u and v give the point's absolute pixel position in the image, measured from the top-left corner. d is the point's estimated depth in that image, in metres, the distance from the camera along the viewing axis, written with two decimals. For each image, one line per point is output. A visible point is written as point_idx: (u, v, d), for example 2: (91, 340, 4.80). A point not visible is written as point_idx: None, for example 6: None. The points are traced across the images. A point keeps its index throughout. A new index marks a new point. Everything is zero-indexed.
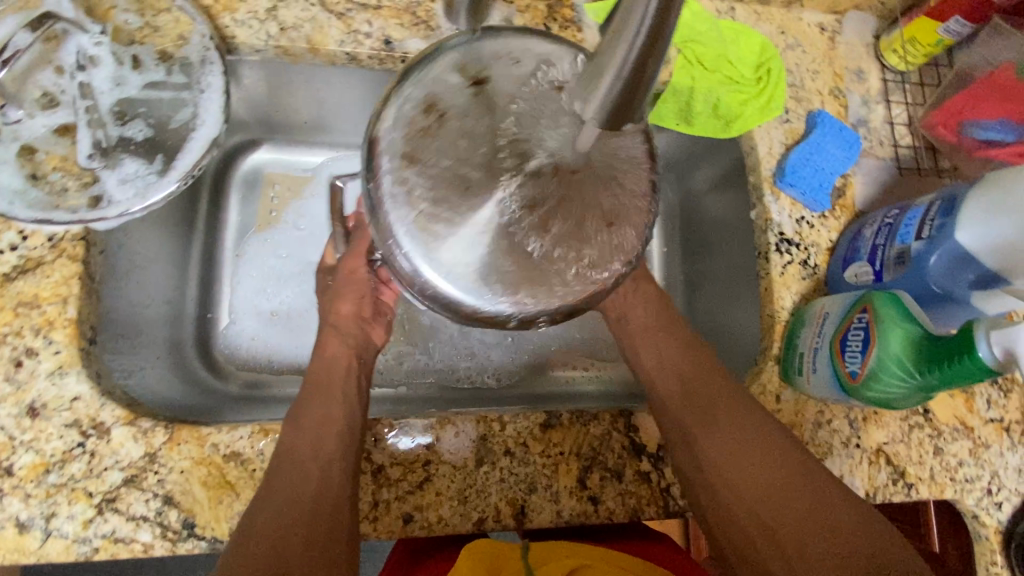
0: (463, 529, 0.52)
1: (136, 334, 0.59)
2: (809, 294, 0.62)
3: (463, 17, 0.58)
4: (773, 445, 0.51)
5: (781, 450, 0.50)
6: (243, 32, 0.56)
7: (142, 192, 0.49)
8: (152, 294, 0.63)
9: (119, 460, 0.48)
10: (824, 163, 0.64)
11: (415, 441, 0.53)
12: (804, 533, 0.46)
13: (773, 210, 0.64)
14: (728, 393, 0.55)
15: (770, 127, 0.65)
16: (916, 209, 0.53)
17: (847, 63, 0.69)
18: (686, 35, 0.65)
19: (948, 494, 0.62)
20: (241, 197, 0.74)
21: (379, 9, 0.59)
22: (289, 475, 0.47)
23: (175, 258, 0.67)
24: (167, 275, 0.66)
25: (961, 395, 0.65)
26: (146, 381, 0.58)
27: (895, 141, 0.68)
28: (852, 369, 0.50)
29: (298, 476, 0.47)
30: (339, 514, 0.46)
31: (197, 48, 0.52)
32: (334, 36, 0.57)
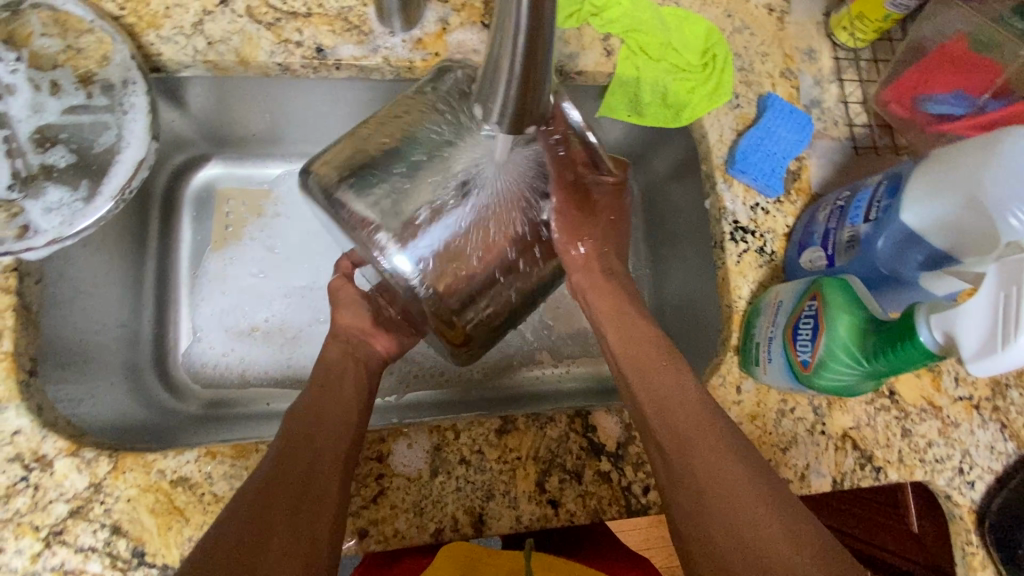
0: (420, 540, 0.51)
1: (83, 361, 0.58)
2: (767, 282, 0.62)
3: (395, 20, 0.57)
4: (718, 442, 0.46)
5: (725, 447, 0.46)
6: (170, 49, 0.55)
7: (69, 219, 0.48)
8: (102, 319, 0.62)
9: (63, 492, 0.47)
10: (776, 147, 0.63)
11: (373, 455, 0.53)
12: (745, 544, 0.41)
13: (726, 198, 0.63)
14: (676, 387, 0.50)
15: (719, 114, 0.64)
16: (865, 192, 0.52)
17: (797, 43, 0.68)
18: (628, 25, 0.64)
19: (918, 476, 0.61)
20: (194, 216, 0.73)
21: (310, 17, 0.57)
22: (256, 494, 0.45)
23: (127, 282, 0.66)
24: (120, 299, 0.65)
25: (927, 375, 0.64)
26: (97, 407, 0.57)
27: (849, 120, 0.66)
28: (803, 358, 0.49)
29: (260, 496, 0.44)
30: (315, 534, 0.43)
31: (118, 68, 0.50)
32: (265, 47, 0.56)
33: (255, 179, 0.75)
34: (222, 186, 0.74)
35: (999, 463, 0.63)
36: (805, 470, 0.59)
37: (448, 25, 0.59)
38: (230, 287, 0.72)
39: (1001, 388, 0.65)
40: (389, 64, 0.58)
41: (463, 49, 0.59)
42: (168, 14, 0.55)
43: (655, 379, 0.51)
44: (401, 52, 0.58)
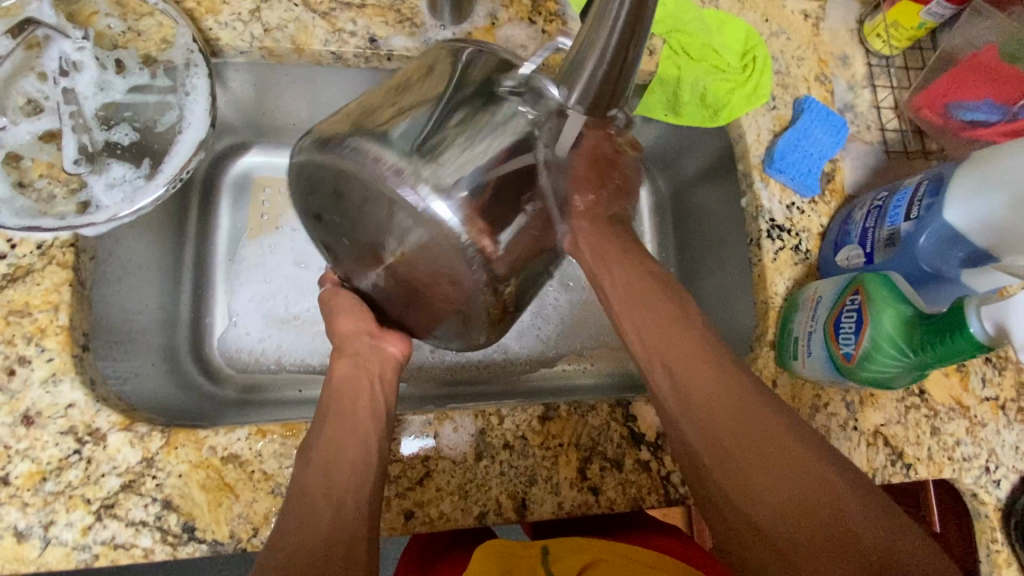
0: (465, 524, 0.52)
1: (128, 340, 0.59)
2: (802, 280, 0.63)
3: (448, 13, 0.58)
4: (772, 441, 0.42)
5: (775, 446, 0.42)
6: (227, 34, 0.56)
7: (130, 196, 0.49)
8: (145, 300, 0.63)
9: (116, 466, 0.47)
10: (812, 148, 0.65)
11: (420, 440, 0.53)
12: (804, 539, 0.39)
13: (763, 196, 0.64)
14: (716, 379, 0.45)
15: (757, 114, 0.66)
16: (904, 191, 0.54)
17: (832, 49, 0.69)
18: (670, 26, 0.65)
19: (946, 474, 0.62)
20: (232, 202, 0.74)
21: (364, 7, 0.59)
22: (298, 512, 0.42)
23: (167, 265, 0.67)
24: (161, 281, 0.66)
25: (956, 375, 0.65)
26: (141, 387, 0.58)
27: (881, 125, 0.68)
28: (846, 351, 0.50)
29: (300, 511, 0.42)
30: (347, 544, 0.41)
31: (180, 50, 0.51)
32: (319, 35, 0.57)
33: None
34: (262, 174, 0.75)
35: None
36: None
37: (497, 20, 0.61)
38: (268, 274, 0.73)
39: None
40: None
41: (512, 44, 0.60)
42: (226, 0, 0.56)
43: (699, 381, 0.46)
44: None
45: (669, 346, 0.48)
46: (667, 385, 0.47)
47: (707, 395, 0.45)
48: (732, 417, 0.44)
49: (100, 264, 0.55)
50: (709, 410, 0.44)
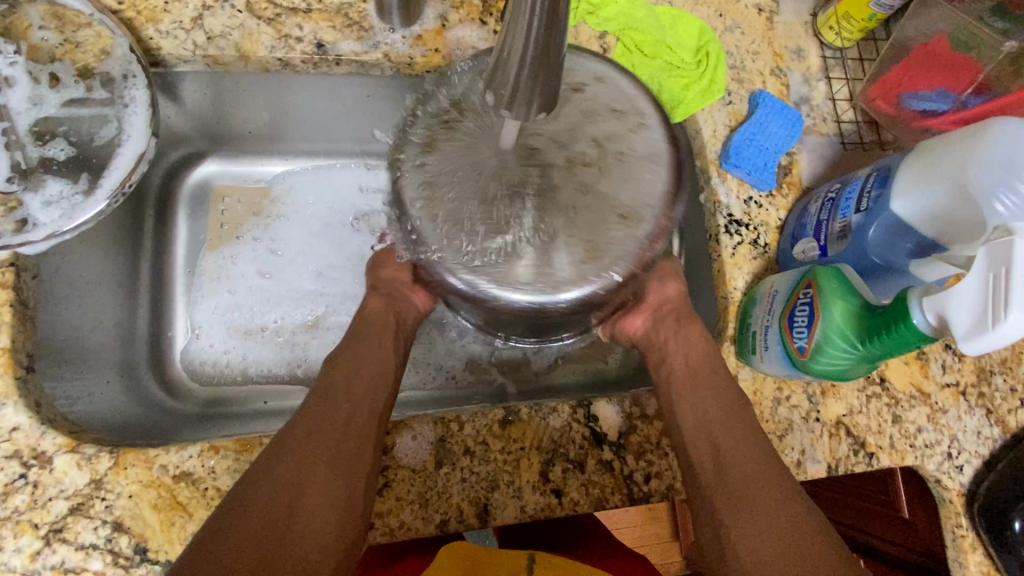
0: (426, 532, 0.51)
1: (79, 359, 0.58)
2: (761, 273, 0.63)
3: (395, 16, 0.58)
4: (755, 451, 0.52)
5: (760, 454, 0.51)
6: (169, 44, 0.55)
7: (68, 213, 0.48)
8: (99, 316, 0.62)
9: (64, 489, 0.46)
10: (768, 142, 0.65)
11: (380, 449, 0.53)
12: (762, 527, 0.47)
13: (721, 192, 0.64)
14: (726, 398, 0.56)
15: (712, 110, 0.66)
16: (855, 183, 0.54)
17: (786, 42, 0.70)
18: (623, 24, 0.65)
19: (909, 461, 0.63)
20: (190, 213, 0.73)
21: (310, 12, 0.58)
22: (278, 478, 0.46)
23: (121, 280, 0.65)
24: (114, 299, 0.64)
25: (916, 362, 0.66)
26: (94, 405, 0.57)
27: (837, 117, 0.69)
28: (800, 345, 0.51)
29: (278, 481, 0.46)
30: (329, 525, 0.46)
31: (118, 61, 0.50)
32: (265, 42, 0.56)
33: (255, 176, 0.75)
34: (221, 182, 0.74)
35: (986, 448, 0.65)
36: (801, 456, 0.60)
37: (447, 22, 0.60)
38: (231, 285, 0.73)
39: (986, 375, 0.67)
40: (389, 59, 0.59)
41: (462, 45, 0.60)
42: (167, 9, 0.55)
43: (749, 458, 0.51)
44: (401, 48, 0.59)
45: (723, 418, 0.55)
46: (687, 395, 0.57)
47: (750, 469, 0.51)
48: (764, 489, 0.49)
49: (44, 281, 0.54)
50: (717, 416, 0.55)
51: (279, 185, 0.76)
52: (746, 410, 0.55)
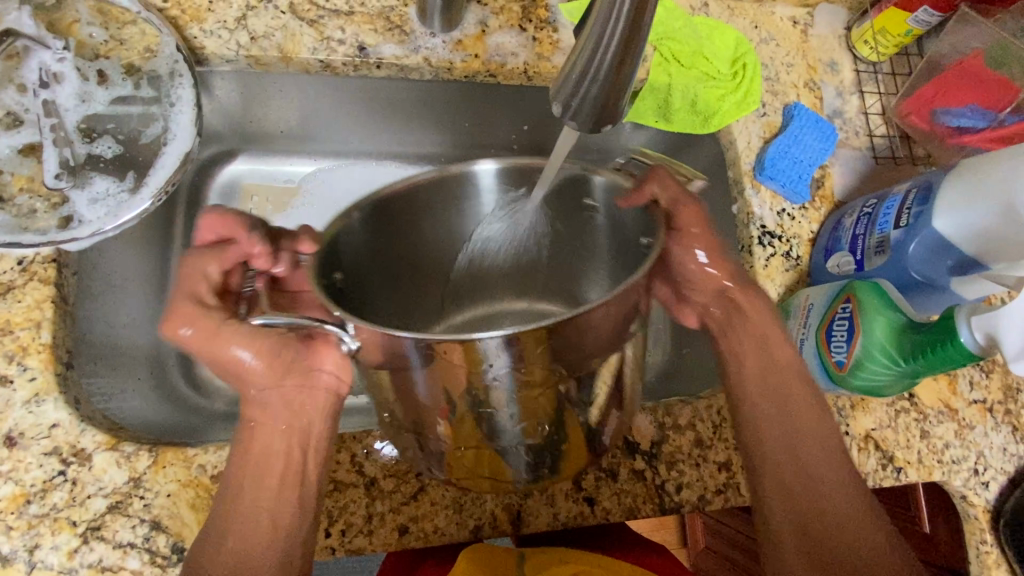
0: (459, 537, 0.51)
1: (114, 358, 0.58)
2: (793, 286, 0.63)
3: (437, 20, 0.58)
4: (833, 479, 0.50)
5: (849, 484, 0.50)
6: (213, 43, 0.54)
7: (114, 210, 0.48)
8: (130, 315, 0.61)
9: (102, 487, 0.46)
10: (802, 154, 0.65)
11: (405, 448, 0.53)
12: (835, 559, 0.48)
13: (754, 203, 0.64)
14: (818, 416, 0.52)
15: (747, 121, 0.66)
16: (893, 198, 0.54)
17: (820, 55, 0.70)
18: (659, 34, 0.65)
19: (936, 477, 0.63)
20: None
21: (352, 15, 0.58)
22: (248, 479, 0.46)
23: (149, 277, 0.64)
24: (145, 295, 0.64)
25: (944, 378, 0.66)
26: (128, 403, 0.57)
27: (870, 131, 0.69)
28: (838, 359, 0.51)
29: (256, 479, 0.46)
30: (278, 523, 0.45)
31: (166, 60, 0.50)
32: (307, 43, 0.56)
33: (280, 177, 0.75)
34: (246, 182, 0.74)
35: (1012, 465, 0.65)
36: None
37: (487, 28, 0.60)
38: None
39: (1012, 392, 0.67)
40: (429, 64, 0.59)
41: (502, 52, 0.60)
42: (211, 8, 0.55)
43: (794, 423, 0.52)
44: (442, 53, 0.59)
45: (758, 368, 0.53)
46: (756, 402, 0.53)
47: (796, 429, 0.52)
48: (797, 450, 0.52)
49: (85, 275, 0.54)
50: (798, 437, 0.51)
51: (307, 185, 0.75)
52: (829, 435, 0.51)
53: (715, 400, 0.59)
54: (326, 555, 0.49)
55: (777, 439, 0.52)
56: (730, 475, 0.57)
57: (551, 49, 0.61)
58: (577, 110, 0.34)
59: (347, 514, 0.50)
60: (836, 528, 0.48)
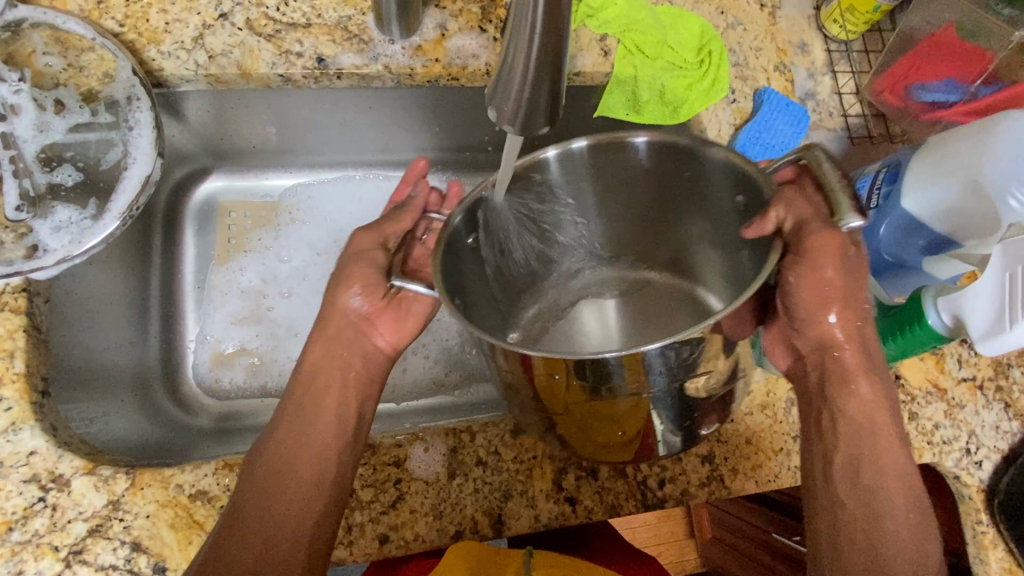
0: (441, 544, 0.51)
1: (94, 382, 0.58)
2: None
3: (396, 27, 0.58)
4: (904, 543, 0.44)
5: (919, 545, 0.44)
6: (171, 64, 0.55)
7: (78, 237, 0.48)
8: (109, 339, 0.62)
9: (82, 511, 0.47)
10: (774, 140, 0.64)
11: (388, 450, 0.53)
12: None
13: None
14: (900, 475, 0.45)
15: (717, 109, 0.65)
16: (865, 178, 0.53)
17: (790, 37, 0.69)
18: (623, 26, 0.65)
19: (927, 459, 0.62)
20: (197, 229, 0.74)
21: (310, 27, 0.58)
22: (277, 454, 0.47)
23: (126, 300, 0.65)
24: (124, 318, 0.64)
25: (931, 358, 0.65)
26: (111, 425, 0.58)
27: (844, 111, 0.68)
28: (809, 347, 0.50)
29: (284, 457, 0.47)
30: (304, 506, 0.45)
31: (123, 84, 0.50)
32: (266, 58, 0.56)
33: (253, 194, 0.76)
34: (217, 203, 0.74)
35: (1006, 443, 0.64)
36: None
37: (446, 31, 0.60)
38: (240, 307, 0.73)
39: (1003, 368, 0.66)
40: (389, 71, 0.58)
41: (463, 54, 0.60)
42: (168, 29, 0.55)
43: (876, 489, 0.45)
44: (401, 59, 0.59)
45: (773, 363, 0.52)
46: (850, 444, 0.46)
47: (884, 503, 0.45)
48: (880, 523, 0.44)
49: (57, 303, 0.54)
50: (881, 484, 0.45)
51: (286, 199, 0.76)
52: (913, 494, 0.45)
53: None
54: None
55: (850, 486, 0.46)
56: (713, 468, 0.57)
57: None
58: (512, 113, 0.34)
59: None
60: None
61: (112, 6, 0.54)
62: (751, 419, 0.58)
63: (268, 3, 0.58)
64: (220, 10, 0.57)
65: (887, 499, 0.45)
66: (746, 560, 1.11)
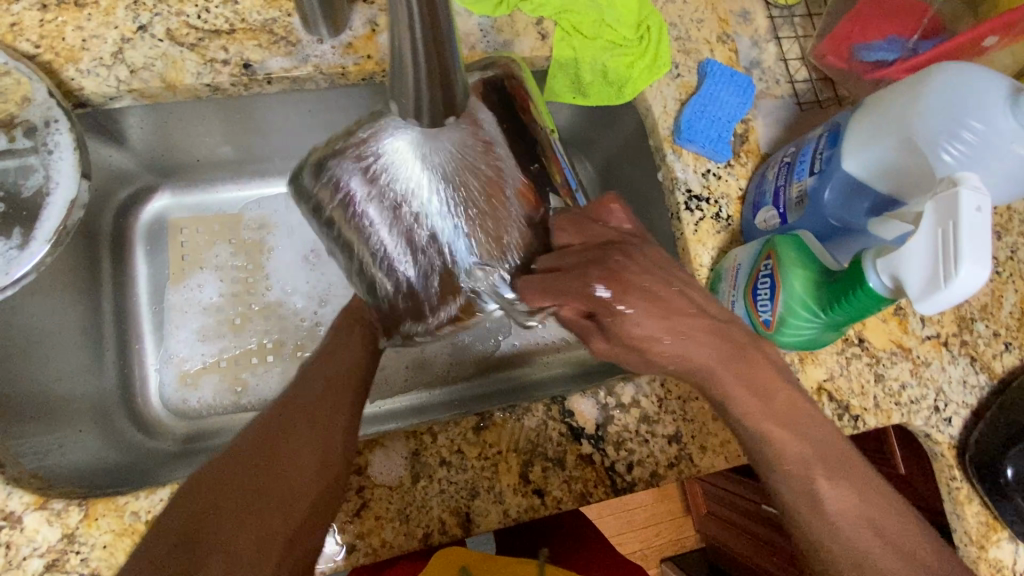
0: (410, 547, 0.51)
1: (59, 422, 0.58)
2: (727, 247, 0.62)
3: (322, 27, 0.56)
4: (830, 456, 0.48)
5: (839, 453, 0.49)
6: (92, 82, 0.53)
7: (4, 268, 0.46)
8: (68, 373, 0.61)
9: (37, 547, 0.46)
10: (720, 112, 0.63)
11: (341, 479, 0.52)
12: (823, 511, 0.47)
13: (677, 168, 0.63)
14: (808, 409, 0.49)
15: (661, 85, 0.64)
16: (808, 145, 0.53)
17: (731, 7, 0.68)
18: (559, 7, 0.63)
19: (895, 420, 0.62)
20: (149, 249, 0.72)
21: (234, 33, 0.56)
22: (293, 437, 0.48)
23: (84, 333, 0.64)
24: (81, 355, 0.63)
25: (894, 319, 0.64)
26: (81, 454, 0.58)
27: (790, 77, 0.67)
28: (764, 318, 0.49)
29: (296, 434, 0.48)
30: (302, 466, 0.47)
31: (40, 108, 0.49)
32: (190, 69, 0.55)
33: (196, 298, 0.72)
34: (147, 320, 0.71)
35: (974, 397, 0.64)
36: None
37: (377, 26, 0.59)
38: (243, 326, 0.72)
39: (968, 323, 0.66)
40: (321, 72, 0.57)
41: (396, 48, 0.59)
42: (86, 46, 0.53)
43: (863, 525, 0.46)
44: (332, 59, 0.58)
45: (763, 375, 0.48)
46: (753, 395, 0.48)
47: (841, 511, 0.47)
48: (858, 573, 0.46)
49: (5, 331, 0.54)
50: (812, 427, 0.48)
51: (248, 211, 0.75)
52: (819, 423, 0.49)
53: None
54: None
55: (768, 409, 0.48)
56: (680, 447, 0.57)
57: None
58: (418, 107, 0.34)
59: None
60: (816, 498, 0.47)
61: (25, 27, 0.53)
62: None
63: (188, 11, 0.56)
64: (138, 23, 0.55)
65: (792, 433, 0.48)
66: (745, 534, 1.13)
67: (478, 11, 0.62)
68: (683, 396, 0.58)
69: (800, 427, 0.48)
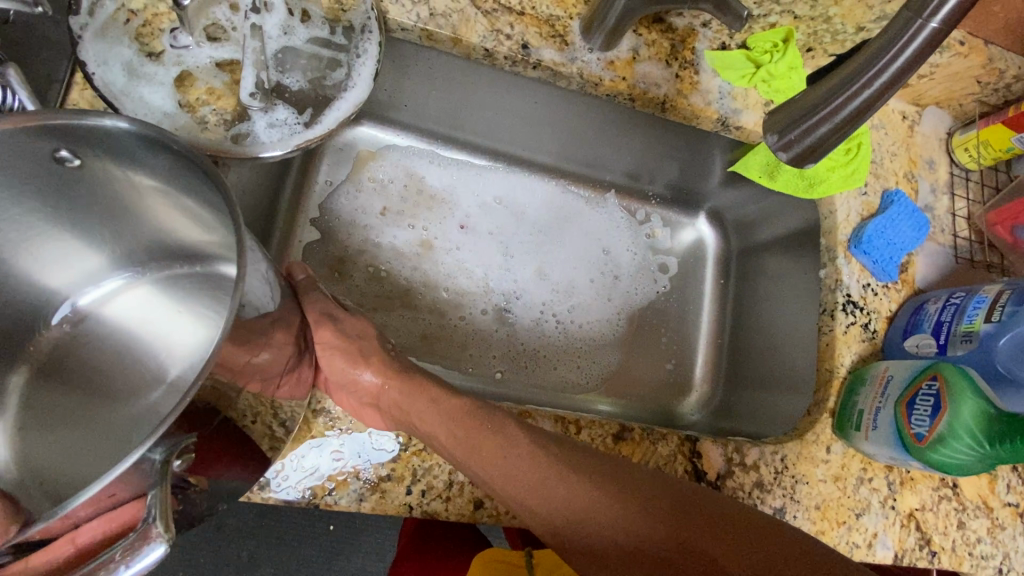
0: (528, 524, 0.52)
1: (115, 398, 0.54)
2: (866, 357, 0.66)
3: (599, 38, 0.62)
4: (550, 476, 0.49)
5: (510, 452, 0.50)
6: (396, 9, 0.58)
7: (285, 137, 0.50)
8: (173, 320, 0.57)
9: None
10: (896, 238, 0.69)
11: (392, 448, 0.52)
12: (577, 491, 0.48)
13: (844, 271, 0.68)
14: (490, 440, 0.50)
15: (849, 196, 0.70)
16: (983, 296, 0.58)
17: (922, 152, 0.75)
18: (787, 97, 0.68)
19: (964, 568, 0.65)
20: (330, 164, 0.76)
21: (523, 15, 0.62)
22: None
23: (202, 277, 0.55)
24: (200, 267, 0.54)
25: (986, 475, 0.68)
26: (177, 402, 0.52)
27: (954, 231, 0.73)
28: (918, 432, 0.54)
29: None
30: None
31: (361, 15, 0.54)
32: (478, 30, 0.60)
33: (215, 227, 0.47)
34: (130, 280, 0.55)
35: None
36: (873, 539, 0.62)
37: (638, 55, 0.65)
38: (389, 268, 0.76)
39: None
40: (581, 75, 0.63)
41: (648, 80, 0.65)
42: None
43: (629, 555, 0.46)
44: (594, 68, 0.63)
45: (514, 484, 0.49)
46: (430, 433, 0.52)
47: (530, 489, 0.48)
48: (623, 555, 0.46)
49: (13, 350, 0.53)
50: (483, 462, 0.50)
51: (431, 179, 0.79)
52: (563, 484, 0.48)
53: (780, 447, 0.61)
54: (403, 512, 0.51)
55: (449, 445, 0.51)
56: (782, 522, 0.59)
57: (690, 88, 0.66)
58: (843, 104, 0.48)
59: (429, 476, 0.52)
60: (547, 480, 0.49)
61: None
62: (823, 487, 0.61)
63: None
64: None
65: (510, 481, 0.49)
66: None
67: (725, 76, 0.67)
68: (796, 476, 0.61)
69: (494, 458, 0.49)
